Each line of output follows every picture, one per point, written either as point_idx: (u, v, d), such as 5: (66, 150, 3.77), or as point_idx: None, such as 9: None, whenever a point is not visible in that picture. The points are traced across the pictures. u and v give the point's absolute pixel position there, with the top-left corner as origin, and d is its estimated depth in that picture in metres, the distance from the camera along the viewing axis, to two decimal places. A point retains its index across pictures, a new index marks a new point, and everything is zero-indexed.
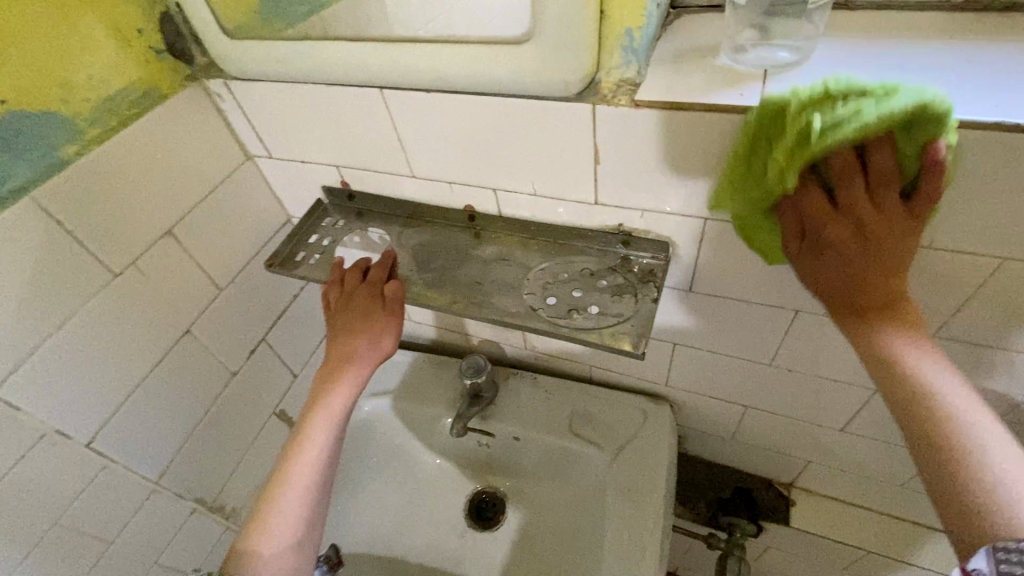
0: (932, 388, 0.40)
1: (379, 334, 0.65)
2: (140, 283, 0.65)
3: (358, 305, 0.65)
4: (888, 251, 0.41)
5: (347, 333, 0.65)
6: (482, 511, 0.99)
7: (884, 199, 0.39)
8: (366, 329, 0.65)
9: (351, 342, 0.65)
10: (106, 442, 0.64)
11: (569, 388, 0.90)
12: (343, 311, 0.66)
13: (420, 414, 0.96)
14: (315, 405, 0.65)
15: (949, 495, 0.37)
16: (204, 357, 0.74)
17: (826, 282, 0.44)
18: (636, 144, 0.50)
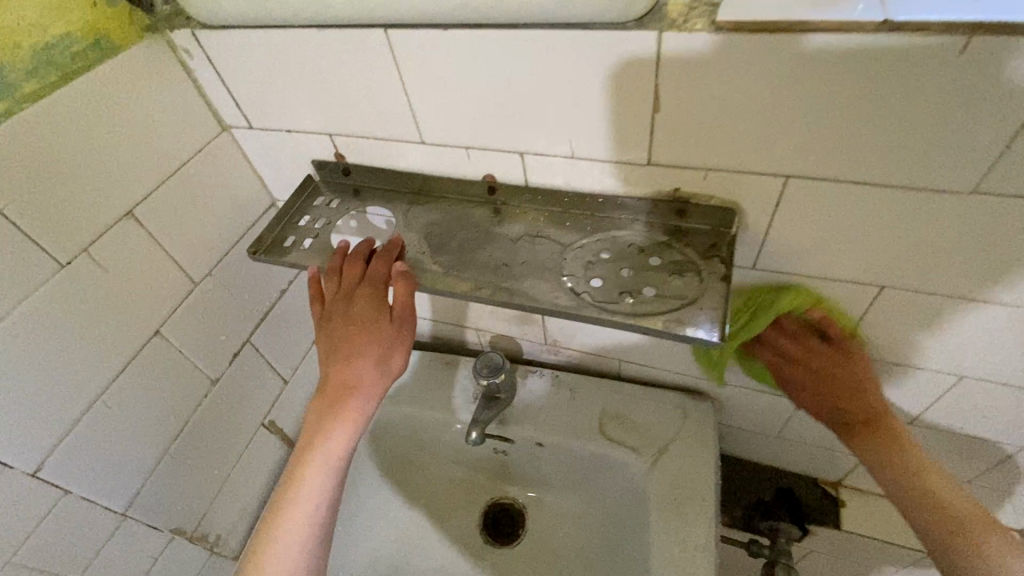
0: (923, 480, 0.51)
1: (388, 354, 0.55)
2: (96, 275, 0.53)
3: (361, 305, 0.55)
4: (843, 378, 0.56)
5: (350, 338, 0.54)
6: (500, 525, 0.89)
7: (806, 341, 0.58)
8: (373, 334, 0.54)
9: (352, 359, 0.54)
10: (59, 470, 0.53)
11: (595, 385, 0.81)
12: (343, 312, 0.55)
13: (427, 420, 0.86)
14: (314, 436, 0.55)
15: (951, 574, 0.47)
16: (178, 364, 0.63)
17: (809, 404, 0.59)
18: (713, 82, 0.41)
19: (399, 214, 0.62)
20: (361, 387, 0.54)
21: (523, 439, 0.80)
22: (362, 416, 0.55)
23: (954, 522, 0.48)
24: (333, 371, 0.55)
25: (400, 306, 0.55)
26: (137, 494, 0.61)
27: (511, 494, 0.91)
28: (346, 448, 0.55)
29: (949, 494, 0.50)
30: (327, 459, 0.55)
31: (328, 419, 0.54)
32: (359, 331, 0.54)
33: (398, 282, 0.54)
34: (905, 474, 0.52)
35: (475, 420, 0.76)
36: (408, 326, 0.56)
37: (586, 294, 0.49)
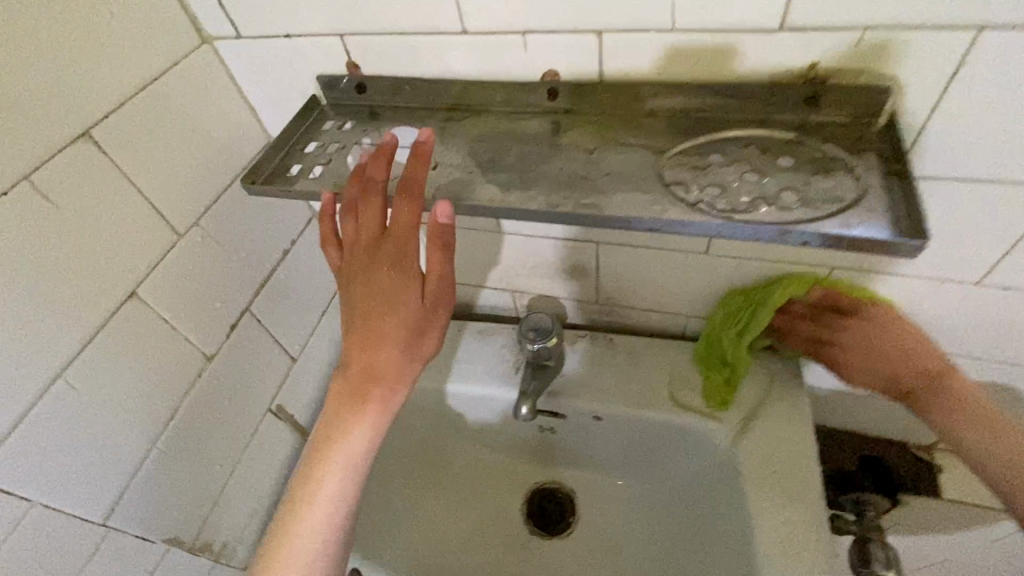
0: (1006, 441, 0.46)
1: (421, 328, 0.43)
2: (46, 216, 0.40)
3: (387, 271, 0.43)
4: (882, 345, 0.51)
5: (375, 313, 0.43)
6: (546, 513, 0.78)
7: (826, 316, 0.54)
8: (403, 308, 0.42)
9: (377, 335, 0.43)
10: (12, 474, 0.40)
11: (658, 349, 0.69)
12: (366, 279, 0.43)
13: (460, 398, 0.74)
14: (328, 433, 0.44)
15: None
16: (161, 337, 0.50)
17: (864, 380, 0.53)
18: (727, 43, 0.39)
19: (431, 133, 0.49)
20: (390, 375, 0.43)
21: (577, 414, 0.68)
22: (389, 408, 0.44)
23: None
24: (355, 354, 0.43)
25: (436, 271, 0.42)
26: (120, 500, 0.48)
27: (555, 479, 0.80)
28: (370, 447, 0.44)
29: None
30: (348, 462, 0.44)
31: (349, 413, 0.44)
32: (386, 302, 0.43)
33: (434, 242, 0.41)
34: (981, 428, 0.47)
35: (525, 392, 0.65)
36: (445, 296, 0.43)
37: (703, 203, 0.37)
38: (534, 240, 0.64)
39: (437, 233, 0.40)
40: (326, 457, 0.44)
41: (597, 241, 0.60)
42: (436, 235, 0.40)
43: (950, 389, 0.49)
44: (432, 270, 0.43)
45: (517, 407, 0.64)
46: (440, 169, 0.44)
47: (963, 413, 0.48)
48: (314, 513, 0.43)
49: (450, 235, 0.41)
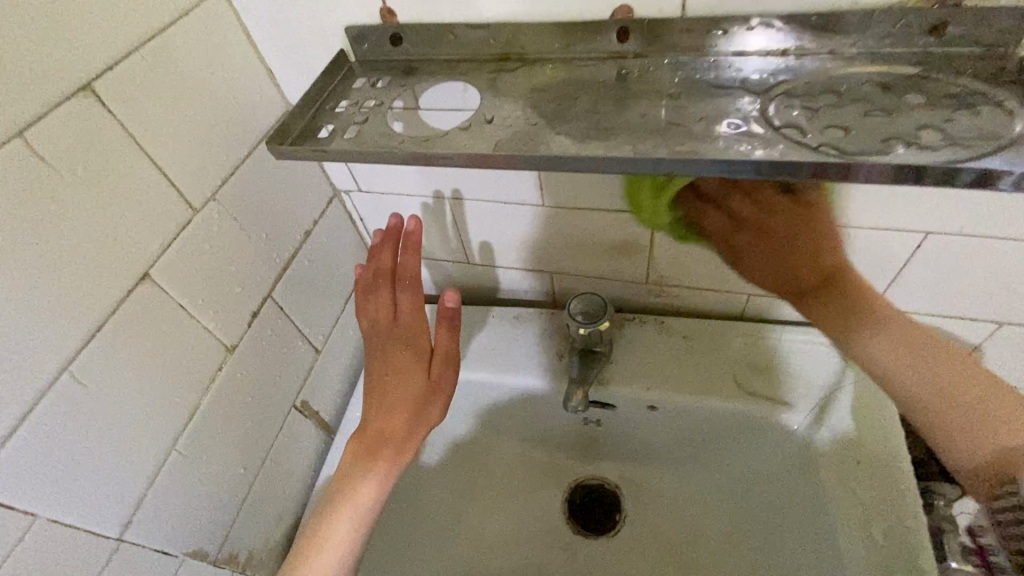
0: (926, 358, 0.43)
1: (431, 392, 0.53)
2: (44, 183, 0.34)
3: (399, 345, 0.53)
4: (797, 242, 0.46)
5: (388, 384, 0.52)
6: (586, 509, 0.74)
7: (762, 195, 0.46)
8: (413, 379, 0.52)
9: (393, 390, 0.52)
10: (11, 487, 0.34)
11: (715, 332, 0.63)
12: (384, 353, 0.53)
13: (497, 389, 0.68)
14: (344, 477, 0.50)
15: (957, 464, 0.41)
16: (177, 326, 0.44)
17: (760, 280, 0.50)
18: None
19: (481, 86, 0.43)
20: (398, 437, 0.51)
21: (629, 404, 0.62)
22: (397, 465, 0.51)
23: (964, 405, 0.41)
24: (373, 415, 0.52)
25: (442, 347, 0.53)
26: (138, 512, 0.42)
27: (598, 474, 0.74)
28: (379, 497, 0.50)
29: (959, 370, 0.42)
30: (356, 512, 0.49)
31: (359, 470, 0.50)
32: (398, 374, 0.52)
33: (444, 325, 0.53)
34: (896, 344, 0.44)
35: (575, 382, 0.60)
36: (448, 367, 0.54)
37: (828, 148, 0.31)
38: (581, 214, 0.58)
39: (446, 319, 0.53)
40: (338, 507, 0.49)
41: None
42: (445, 320, 0.54)
43: (902, 337, 0.44)
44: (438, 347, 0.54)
45: (567, 398, 0.59)
46: (498, 124, 0.38)
47: (926, 365, 0.42)
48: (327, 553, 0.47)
49: (457, 321, 0.54)
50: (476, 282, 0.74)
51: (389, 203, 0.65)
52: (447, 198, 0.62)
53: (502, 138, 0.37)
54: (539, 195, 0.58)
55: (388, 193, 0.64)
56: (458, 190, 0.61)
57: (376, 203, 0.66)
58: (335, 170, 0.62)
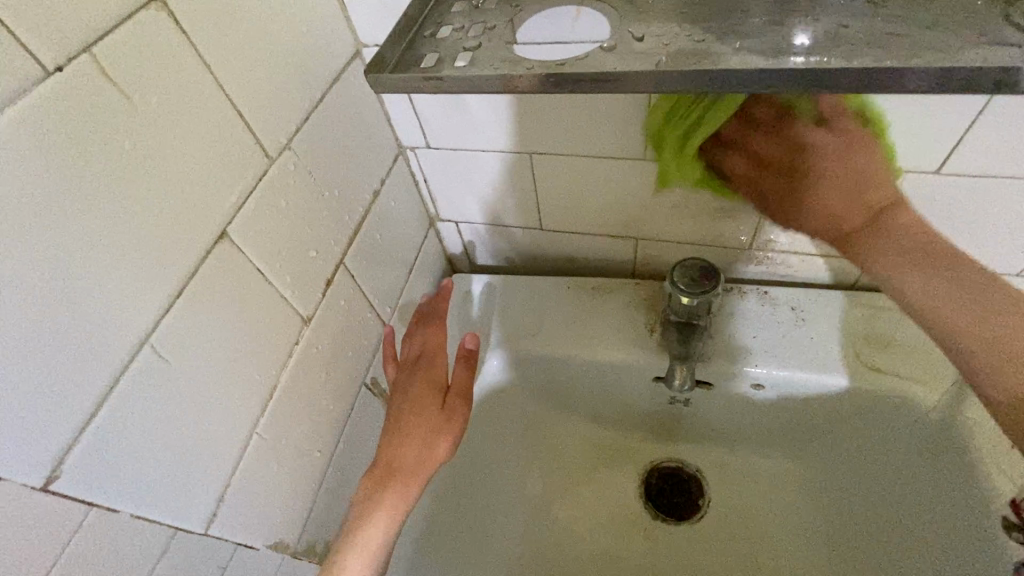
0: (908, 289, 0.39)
1: (439, 430, 0.49)
2: (121, 111, 0.28)
3: (417, 377, 0.52)
4: (806, 185, 0.41)
5: (403, 415, 0.50)
6: (669, 495, 0.68)
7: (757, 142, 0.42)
8: (427, 409, 0.50)
9: (404, 425, 0.49)
10: (90, 476, 0.29)
11: (829, 304, 0.58)
12: (404, 389, 0.52)
13: (578, 365, 0.62)
14: (361, 507, 0.46)
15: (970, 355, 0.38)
16: (256, 293, 0.38)
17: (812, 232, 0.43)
18: None
19: (615, 6, 0.36)
20: (408, 473, 0.47)
21: (730, 381, 0.57)
22: (408, 505, 0.46)
23: (988, 287, 0.38)
24: (385, 448, 0.48)
25: (458, 383, 0.51)
26: (222, 505, 0.37)
27: (679, 455, 0.69)
28: (393, 533, 0.45)
29: (918, 249, 0.39)
30: (363, 554, 0.44)
31: (370, 505, 0.45)
32: (412, 406, 0.50)
33: (459, 361, 0.52)
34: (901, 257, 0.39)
35: (682, 356, 0.54)
36: (461, 403, 0.50)
37: None
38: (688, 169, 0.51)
39: (461, 355, 0.52)
40: (346, 548, 0.44)
41: None
42: (461, 357, 0.52)
43: (904, 247, 0.39)
44: (453, 383, 0.52)
45: (671, 376, 0.54)
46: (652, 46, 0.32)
47: (922, 269, 0.39)
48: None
49: (474, 357, 0.52)
50: (542, 255, 0.69)
51: (462, 162, 0.59)
52: (530, 154, 0.55)
53: (663, 61, 0.30)
54: (643, 147, 0.51)
55: (462, 150, 0.57)
56: (546, 144, 0.54)
57: (446, 161, 0.59)
58: (405, 122, 0.56)
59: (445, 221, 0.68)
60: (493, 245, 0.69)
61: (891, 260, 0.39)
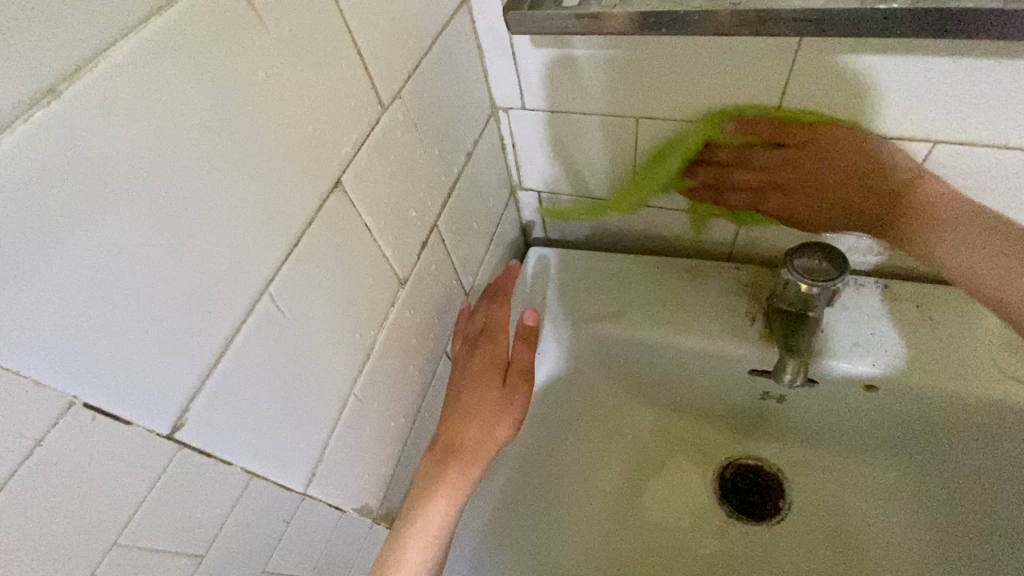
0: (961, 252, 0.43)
1: (501, 411, 0.48)
2: (258, 37, 0.25)
3: (477, 355, 0.50)
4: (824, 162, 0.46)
5: (462, 393, 0.48)
6: (744, 493, 0.64)
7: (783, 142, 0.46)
8: (488, 388, 0.48)
9: (465, 404, 0.47)
10: (209, 425, 0.27)
11: (962, 303, 0.52)
12: (463, 366, 0.50)
13: (665, 351, 0.59)
14: (421, 482, 0.45)
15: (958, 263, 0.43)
16: (360, 250, 0.36)
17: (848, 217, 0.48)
18: None
19: None
20: (471, 452, 0.46)
21: (839, 379, 0.52)
22: (468, 485, 0.45)
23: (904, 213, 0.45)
24: (446, 425, 0.47)
25: (519, 361, 0.51)
26: (319, 465, 0.36)
27: (760, 453, 0.65)
28: (454, 513, 0.44)
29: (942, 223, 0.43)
30: (425, 535, 0.43)
31: (428, 485, 0.44)
32: (473, 386, 0.48)
33: (519, 341, 0.52)
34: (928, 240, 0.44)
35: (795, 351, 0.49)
36: (523, 381, 0.50)
37: None
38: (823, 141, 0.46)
39: (522, 334, 0.52)
40: (407, 527, 0.43)
41: (936, 138, 0.43)
42: (520, 336, 0.52)
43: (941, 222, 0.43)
44: (514, 359, 0.51)
45: (780, 370, 0.51)
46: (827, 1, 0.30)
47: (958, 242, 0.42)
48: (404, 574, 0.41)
49: (534, 335, 0.52)
50: (630, 232, 0.64)
51: (559, 126, 0.55)
52: (639, 118, 0.51)
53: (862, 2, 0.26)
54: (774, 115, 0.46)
55: (562, 113, 0.53)
56: (659, 109, 0.49)
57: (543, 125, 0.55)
58: (503, 77, 0.52)
59: (527, 190, 0.64)
60: (576, 219, 0.65)
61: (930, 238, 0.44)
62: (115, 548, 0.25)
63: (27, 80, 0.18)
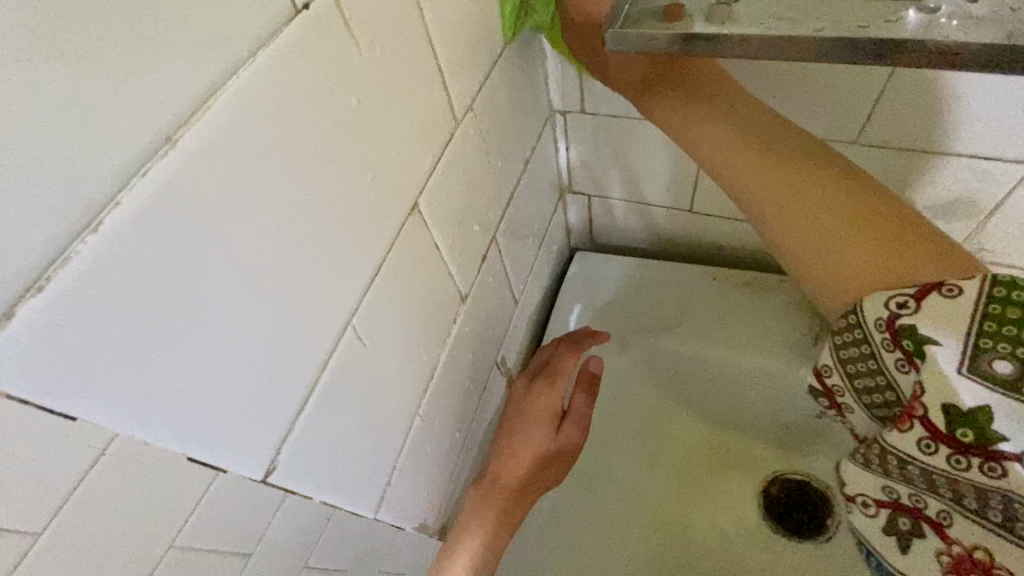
0: (822, 287, 0.36)
1: (552, 460, 0.47)
2: (351, 64, 0.24)
3: (536, 398, 0.49)
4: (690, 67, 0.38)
5: (513, 433, 0.48)
6: (788, 509, 0.63)
7: None
8: (541, 435, 0.47)
9: (517, 446, 0.47)
10: (296, 470, 0.27)
11: None
12: (517, 408, 0.49)
13: (717, 368, 0.57)
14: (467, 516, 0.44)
15: (801, 264, 0.37)
16: (430, 272, 0.35)
17: (706, 156, 0.39)
18: None
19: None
20: (516, 495, 0.45)
21: None
22: (510, 526, 0.45)
23: (778, 200, 0.36)
24: (495, 460, 0.46)
25: (575, 411, 0.49)
26: (387, 490, 0.36)
27: (808, 471, 0.63)
28: (493, 553, 0.43)
29: (781, 187, 0.36)
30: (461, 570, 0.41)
31: (468, 530, 0.43)
32: (525, 430, 0.47)
33: (581, 387, 0.50)
34: (736, 166, 0.37)
35: (860, 326, 0.34)
36: (577, 435, 0.48)
37: None
38: (907, 157, 0.43)
39: (584, 382, 0.49)
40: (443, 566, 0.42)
41: None
42: (584, 384, 0.50)
43: (743, 177, 0.37)
44: (571, 409, 0.49)
45: None
46: (985, 23, 0.26)
47: (798, 237, 0.36)
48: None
49: (596, 384, 0.50)
50: (683, 241, 0.62)
51: (618, 133, 0.52)
52: None
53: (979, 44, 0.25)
54: (860, 127, 0.43)
55: (623, 121, 0.51)
56: None
57: (602, 131, 0.52)
58: (565, 82, 0.49)
59: (577, 195, 0.61)
60: (627, 226, 0.63)
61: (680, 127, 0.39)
62: (173, 549, 0.24)
63: (144, 133, 0.17)
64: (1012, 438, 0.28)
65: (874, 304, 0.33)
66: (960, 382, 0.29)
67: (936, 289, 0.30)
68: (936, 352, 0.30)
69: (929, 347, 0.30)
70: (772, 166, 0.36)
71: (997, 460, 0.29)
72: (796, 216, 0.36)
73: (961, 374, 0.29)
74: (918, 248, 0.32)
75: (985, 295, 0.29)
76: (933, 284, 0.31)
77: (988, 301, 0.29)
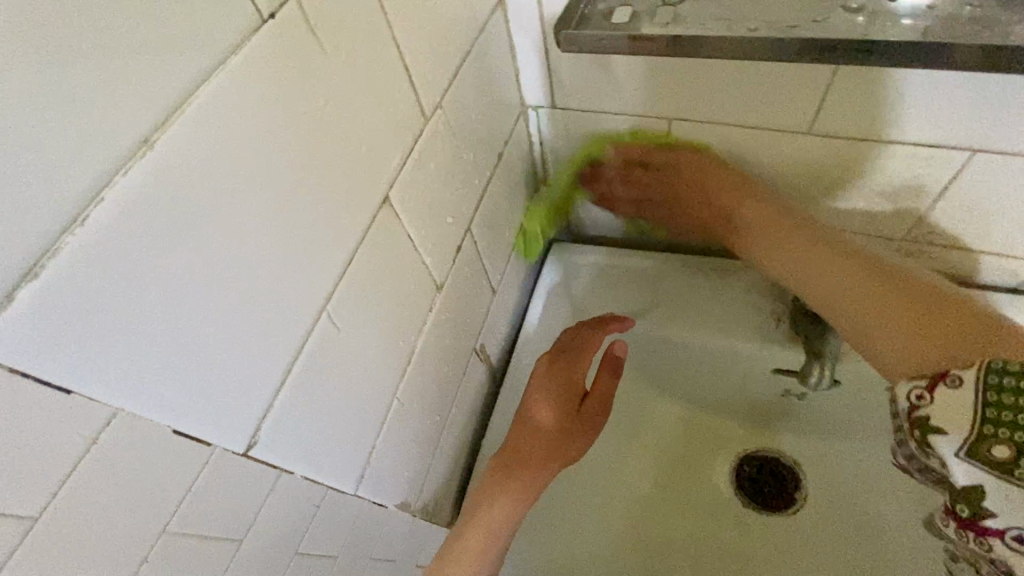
0: (886, 370, 0.39)
1: (576, 435, 0.49)
2: (318, 68, 0.26)
3: (560, 375, 0.50)
4: (715, 187, 0.50)
5: (535, 405, 0.49)
6: (758, 483, 0.66)
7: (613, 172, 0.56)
8: (564, 409, 0.49)
9: (541, 419, 0.49)
10: (278, 444, 0.29)
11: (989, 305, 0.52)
12: (541, 384, 0.51)
13: (687, 350, 0.60)
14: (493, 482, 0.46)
15: (870, 356, 0.40)
16: (404, 261, 0.37)
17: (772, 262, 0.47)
18: None
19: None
20: (539, 465, 0.47)
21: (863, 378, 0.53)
22: (533, 493, 0.47)
23: (833, 296, 0.42)
24: (519, 431, 0.49)
25: (599, 390, 0.51)
26: (368, 466, 0.38)
27: (777, 446, 0.66)
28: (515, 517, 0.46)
29: (843, 289, 0.42)
30: (482, 531, 0.44)
31: (490, 486, 0.46)
32: (550, 404, 0.49)
33: (604, 368, 0.51)
34: (795, 271, 0.45)
35: (897, 416, 0.37)
36: (600, 413, 0.51)
37: None
38: (857, 146, 0.46)
39: (608, 363, 0.51)
40: (467, 528, 0.44)
41: (975, 147, 0.42)
42: (609, 365, 0.51)
43: (804, 275, 0.44)
44: (595, 388, 0.51)
45: (806, 373, 0.53)
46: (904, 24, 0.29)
47: (865, 320, 0.40)
48: (451, 571, 0.43)
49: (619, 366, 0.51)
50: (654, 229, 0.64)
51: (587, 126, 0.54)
52: (672, 119, 0.50)
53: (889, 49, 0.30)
54: (811, 118, 0.45)
55: (591, 114, 0.53)
56: (693, 108, 0.48)
57: (573, 125, 0.54)
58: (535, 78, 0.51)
59: None
60: (601, 216, 0.65)
61: (748, 237, 0.49)
62: (165, 534, 0.25)
63: (124, 135, 0.18)
64: (999, 514, 0.33)
65: (898, 398, 0.36)
66: (959, 465, 0.34)
67: (943, 382, 0.34)
68: (944, 444, 0.34)
69: (935, 437, 0.34)
70: (819, 261, 0.44)
71: (986, 534, 0.34)
72: (858, 301, 0.41)
73: (959, 458, 0.34)
74: (983, 339, 0.35)
75: (981, 379, 0.33)
76: (939, 377, 0.35)
77: (986, 387, 0.33)
